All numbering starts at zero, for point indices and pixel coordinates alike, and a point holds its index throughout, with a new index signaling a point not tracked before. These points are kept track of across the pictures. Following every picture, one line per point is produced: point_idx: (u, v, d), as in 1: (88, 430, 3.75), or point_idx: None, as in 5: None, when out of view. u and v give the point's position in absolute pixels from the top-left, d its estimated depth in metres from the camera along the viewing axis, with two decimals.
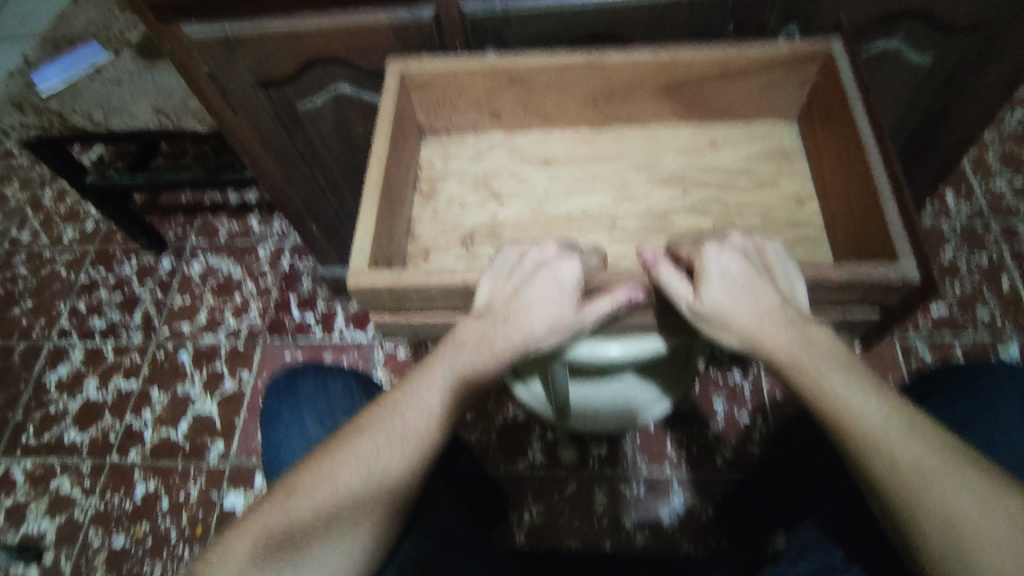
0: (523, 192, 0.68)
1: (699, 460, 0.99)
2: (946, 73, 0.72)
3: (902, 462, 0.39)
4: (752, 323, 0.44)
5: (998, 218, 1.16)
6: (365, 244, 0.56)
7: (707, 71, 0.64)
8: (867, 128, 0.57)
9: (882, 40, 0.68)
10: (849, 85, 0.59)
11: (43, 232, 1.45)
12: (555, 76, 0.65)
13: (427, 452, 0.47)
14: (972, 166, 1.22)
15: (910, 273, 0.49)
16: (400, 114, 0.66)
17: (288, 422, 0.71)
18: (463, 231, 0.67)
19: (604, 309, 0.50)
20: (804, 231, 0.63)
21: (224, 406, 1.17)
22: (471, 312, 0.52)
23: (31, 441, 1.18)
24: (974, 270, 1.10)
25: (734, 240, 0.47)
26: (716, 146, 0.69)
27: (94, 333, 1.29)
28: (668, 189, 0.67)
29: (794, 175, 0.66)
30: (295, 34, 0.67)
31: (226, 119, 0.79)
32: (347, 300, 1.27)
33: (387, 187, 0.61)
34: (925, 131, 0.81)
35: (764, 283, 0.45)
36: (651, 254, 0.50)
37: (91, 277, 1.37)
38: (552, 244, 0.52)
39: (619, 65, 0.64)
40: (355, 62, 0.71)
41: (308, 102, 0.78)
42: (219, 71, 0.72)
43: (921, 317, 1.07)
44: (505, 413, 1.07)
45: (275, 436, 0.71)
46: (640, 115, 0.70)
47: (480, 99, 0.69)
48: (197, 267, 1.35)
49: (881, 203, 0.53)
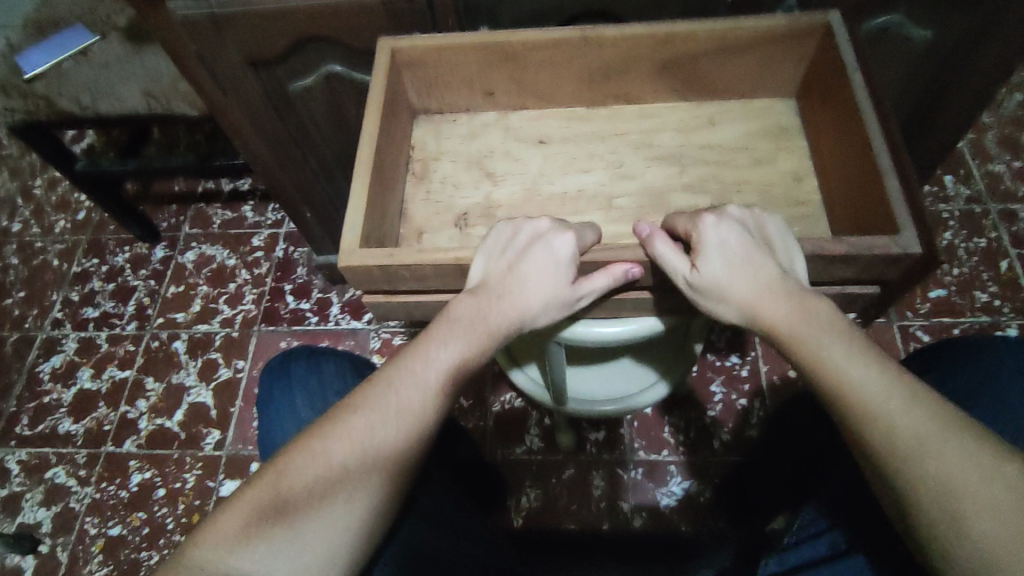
0: (518, 172, 0.67)
1: (697, 444, 0.99)
2: (945, 51, 0.71)
3: (901, 432, 0.38)
4: (751, 295, 0.43)
5: (996, 200, 1.15)
6: (356, 223, 0.55)
7: (703, 45, 0.63)
8: (867, 102, 0.56)
9: (881, 14, 0.68)
10: (849, 59, 0.58)
11: (34, 222, 1.43)
12: (550, 52, 0.64)
13: (423, 429, 0.46)
14: (970, 149, 1.21)
15: (911, 246, 0.48)
16: (392, 92, 0.65)
17: (280, 404, 0.70)
18: (457, 211, 0.66)
19: (601, 286, 0.49)
20: (803, 209, 0.62)
21: (219, 395, 1.17)
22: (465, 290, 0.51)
23: (25, 431, 1.17)
24: (973, 252, 1.10)
25: (731, 212, 0.47)
26: (714, 124, 0.68)
27: (88, 323, 1.28)
28: (666, 167, 0.66)
29: (792, 152, 0.65)
30: (283, 10, 0.65)
31: (217, 102, 0.76)
32: (342, 288, 1.26)
33: (379, 166, 0.60)
34: (924, 111, 0.81)
35: (763, 255, 0.45)
36: (647, 228, 0.49)
37: (84, 266, 1.36)
38: (546, 219, 0.52)
39: (613, 39, 0.63)
40: (347, 41, 0.70)
41: (299, 81, 0.77)
42: (207, 51, 0.70)
43: (919, 301, 1.06)
44: (502, 399, 1.06)
45: (268, 419, 0.70)
46: (636, 92, 0.69)
47: (473, 77, 0.68)
48: (191, 255, 1.34)
49: (881, 177, 0.52)
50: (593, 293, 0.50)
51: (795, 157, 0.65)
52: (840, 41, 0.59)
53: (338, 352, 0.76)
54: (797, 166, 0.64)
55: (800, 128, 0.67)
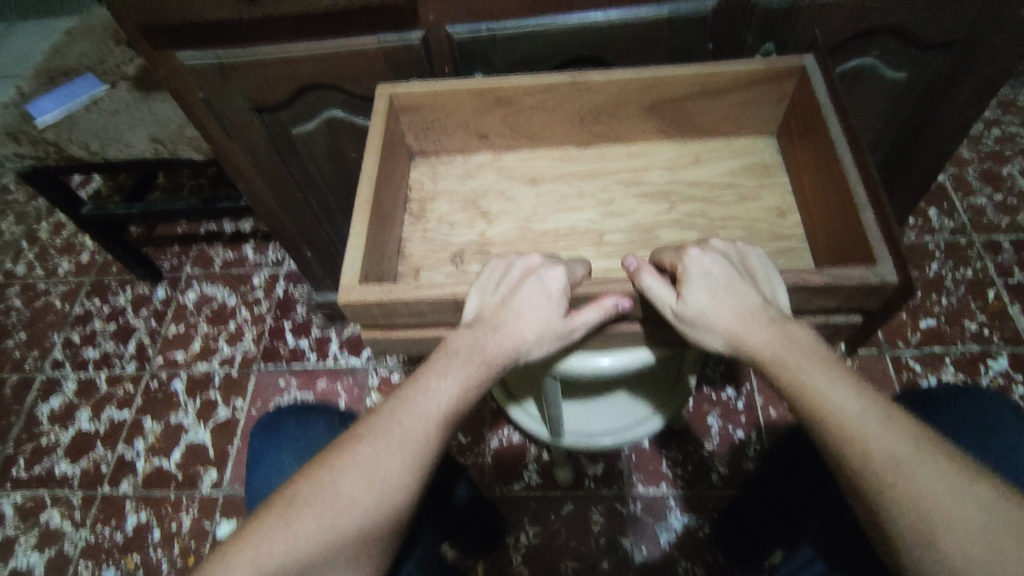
0: (512, 210, 0.70)
1: (695, 478, 0.99)
2: (920, 89, 0.75)
3: (876, 452, 0.39)
4: (735, 323, 0.45)
5: (980, 232, 1.18)
6: (356, 260, 0.57)
7: (687, 88, 0.66)
8: (843, 140, 0.58)
9: (857, 58, 0.71)
10: (823, 99, 0.61)
11: (38, 264, 1.45)
12: (541, 97, 0.67)
13: (425, 458, 0.47)
14: (951, 183, 1.25)
15: (888, 276, 0.50)
16: (389, 135, 0.67)
17: (270, 461, 0.71)
18: (453, 249, 0.68)
19: (592, 319, 0.51)
20: (786, 243, 0.64)
21: (217, 434, 1.17)
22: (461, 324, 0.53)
23: (21, 474, 1.17)
24: (960, 283, 1.12)
25: (714, 244, 0.49)
26: (700, 162, 0.71)
27: (88, 364, 1.29)
28: (655, 204, 0.68)
29: (775, 189, 0.68)
30: (286, 60, 0.69)
31: (223, 146, 0.80)
32: (342, 325, 1.27)
33: (377, 206, 0.62)
34: (903, 147, 0.84)
35: (745, 285, 0.47)
36: (634, 261, 0.51)
37: (86, 308, 1.37)
38: (537, 254, 0.54)
39: (601, 84, 0.66)
40: (347, 87, 0.74)
41: (302, 125, 0.80)
42: (214, 97, 0.73)
43: (910, 331, 1.08)
44: (499, 436, 1.06)
45: (257, 480, 0.71)
46: (624, 132, 0.72)
47: (468, 120, 0.71)
48: (192, 295, 1.36)
49: (858, 211, 0.54)
50: (586, 326, 0.51)
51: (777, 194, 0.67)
52: (816, 81, 0.62)
53: (327, 409, 0.76)
54: (780, 202, 0.67)
55: (781, 165, 0.70)
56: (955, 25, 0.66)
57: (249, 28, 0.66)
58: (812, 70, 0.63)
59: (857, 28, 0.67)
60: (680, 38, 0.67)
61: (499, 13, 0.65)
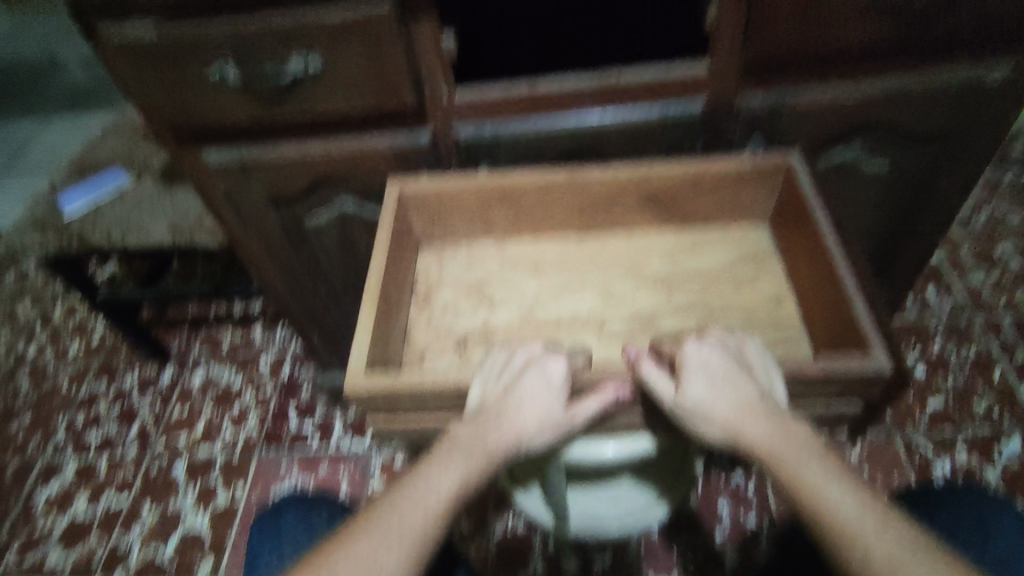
0: (515, 298, 0.72)
1: (705, 568, 0.96)
2: (905, 181, 0.77)
3: (876, 553, 0.39)
4: (733, 413, 0.46)
5: (980, 311, 1.19)
6: (363, 349, 0.59)
7: (681, 183, 0.70)
8: (831, 231, 0.61)
9: (842, 150, 0.73)
10: (809, 193, 0.65)
11: (49, 346, 1.47)
12: (541, 192, 0.71)
13: (424, 551, 0.47)
14: (947, 263, 1.28)
15: (884, 364, 0.51)
16: (398, 228, 0.71)
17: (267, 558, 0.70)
18: (457, 336, 0.69)
19: (592, 408, 0.52)
20: (784, 330, 0.65)
21: (215, 521, 1.14)
22: (464, 413, 0.54)
23: (13, 564, 1.14)
24: (965, 363, 1.12)
25: (713, 335, 0.50)
26: (697, 250, 0.74)
27: (89, 448, 1.28)
28: (654, 292, 0.70)
29: (770, 276, 0.70)
30: (303, 156, 0.73)
31: (240, 235, 0.84)
32: (346, 407, 1.27)
33: (385, 295, 0.65)
34: (893, 234, 0.85)
35: (743, 376, 0.48)
36: (635, 351, 0.53)
37: (92, 390, 1.38)
38: (540, 344, 0.55)
39: (599, 180, 0.70)
40: (360, 181, 0.76)
41: (314, 218, 0.82)
42: (234, 190, 0.78)
43: (918, 413, 1.07)
44: (503, 523, 1.04)
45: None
46: (623, 222, 0.75)
47: (473, 212, 0.74)
48: (198, 377, 1.37)
49: (849, 300, 0.56)
50: (588, 415, 0.51)
51: (772, 280, 0.69)
52: (804, 179, 0.65)
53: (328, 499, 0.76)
54: (776, 290, 0.69)
55: (777, 254, 0.72)
56: (934, 123, 0.70)
57: (268, 128, 0.71)
58: (800, 169, 0.66)
59: (840, 125, 0.69)
60: (675, 137, 0.71)
61: (500, 111, 0.69)
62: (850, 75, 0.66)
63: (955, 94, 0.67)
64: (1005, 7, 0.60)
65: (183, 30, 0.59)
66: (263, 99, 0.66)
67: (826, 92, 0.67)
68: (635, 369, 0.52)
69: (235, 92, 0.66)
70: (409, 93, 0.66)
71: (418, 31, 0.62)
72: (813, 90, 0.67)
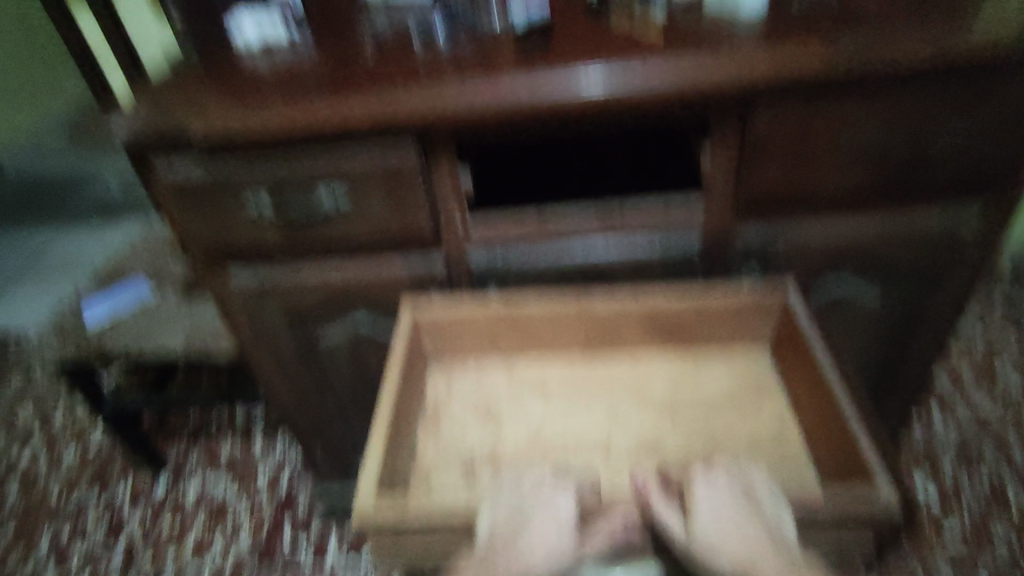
0: (522, 419, 0.72)
1: None
2: (896, 311, 0.80)
3: None
4: (747, 558, 0.46)
5: (988, 436, 1.15)
6: (373, 470, 0.60)
7: (683, 314, 0.73)
8: (827, 360, 0.65)
9: (832, 281, 0.77)
10: (804, 322, 0.68)
11: (44, 452, 1.45)
12: (547, 316, 0.74)
13: None
14: (950, 384, 1.24)
15: (891, 499, 0.52)
16: (410, 351, 0.73)
17: None
18: (464, 458, 0.69)
19: (601, 544, 0.51)
20: (791, 457, 0.66)
21: None
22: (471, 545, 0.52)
23: None
24: (982, 488, 1.09)
25: (718, 469, 0.52)
26: (701, 373, 0.75)
27: (72, 565, 1.23)
28: (659, 416, 0.71)
29: (774, 400, 0.71)
30: (325, 281, 0.78)
31: (252, 350, 0.86)
32: (343, 525, 1.23)
33: (396, 418, 0.66)
34: (891, 364, 0.87)
35: (752, 515, 0.49)
36: (643, 480, 0.51)
37: (82, 501, 1.34)
38: (548, 471, 0.56)
39: (603, 310, 0.73)
40: (375, 301, 0.80)
41: (328, 335, 0.84)
42: (253, 308, 0.81)
43: (936, 542, 1.03)
44: None
45: None
46: (627, 343, 0.77)
47: (484, 332, 0.76)
48: (192, 489, 1.33)
49: (849, 428, 0.58)
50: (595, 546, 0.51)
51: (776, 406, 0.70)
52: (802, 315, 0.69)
53: None
54: (780, 418, 0.69)
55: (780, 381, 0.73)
56: (915, 258, 0.74)
57: (294, 253, 0.76)
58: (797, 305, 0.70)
59: (826, 257, 0.74)
60: (675, 269, 0.76)
61: (510, 241, 0.74)
62: (835, 216, 0.71)
63: (933, 235, 0.72)
64: (970, 163, 0.67)
65: (229, 170, 0.68)
66: (292, 228, 0.72)
67: (813, 231, 0.72)
68: (643, 500, 0.51)
69: (268, 222, 0.72)
70: (426, 222, 0.72)
71: (439, 166, 0.69)
72: (803, 228, 0.72)
